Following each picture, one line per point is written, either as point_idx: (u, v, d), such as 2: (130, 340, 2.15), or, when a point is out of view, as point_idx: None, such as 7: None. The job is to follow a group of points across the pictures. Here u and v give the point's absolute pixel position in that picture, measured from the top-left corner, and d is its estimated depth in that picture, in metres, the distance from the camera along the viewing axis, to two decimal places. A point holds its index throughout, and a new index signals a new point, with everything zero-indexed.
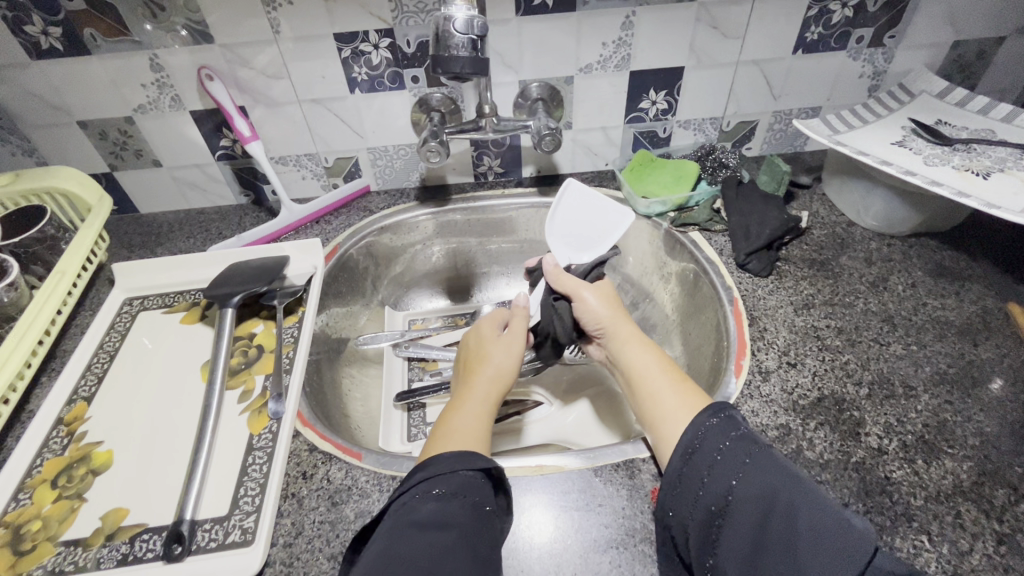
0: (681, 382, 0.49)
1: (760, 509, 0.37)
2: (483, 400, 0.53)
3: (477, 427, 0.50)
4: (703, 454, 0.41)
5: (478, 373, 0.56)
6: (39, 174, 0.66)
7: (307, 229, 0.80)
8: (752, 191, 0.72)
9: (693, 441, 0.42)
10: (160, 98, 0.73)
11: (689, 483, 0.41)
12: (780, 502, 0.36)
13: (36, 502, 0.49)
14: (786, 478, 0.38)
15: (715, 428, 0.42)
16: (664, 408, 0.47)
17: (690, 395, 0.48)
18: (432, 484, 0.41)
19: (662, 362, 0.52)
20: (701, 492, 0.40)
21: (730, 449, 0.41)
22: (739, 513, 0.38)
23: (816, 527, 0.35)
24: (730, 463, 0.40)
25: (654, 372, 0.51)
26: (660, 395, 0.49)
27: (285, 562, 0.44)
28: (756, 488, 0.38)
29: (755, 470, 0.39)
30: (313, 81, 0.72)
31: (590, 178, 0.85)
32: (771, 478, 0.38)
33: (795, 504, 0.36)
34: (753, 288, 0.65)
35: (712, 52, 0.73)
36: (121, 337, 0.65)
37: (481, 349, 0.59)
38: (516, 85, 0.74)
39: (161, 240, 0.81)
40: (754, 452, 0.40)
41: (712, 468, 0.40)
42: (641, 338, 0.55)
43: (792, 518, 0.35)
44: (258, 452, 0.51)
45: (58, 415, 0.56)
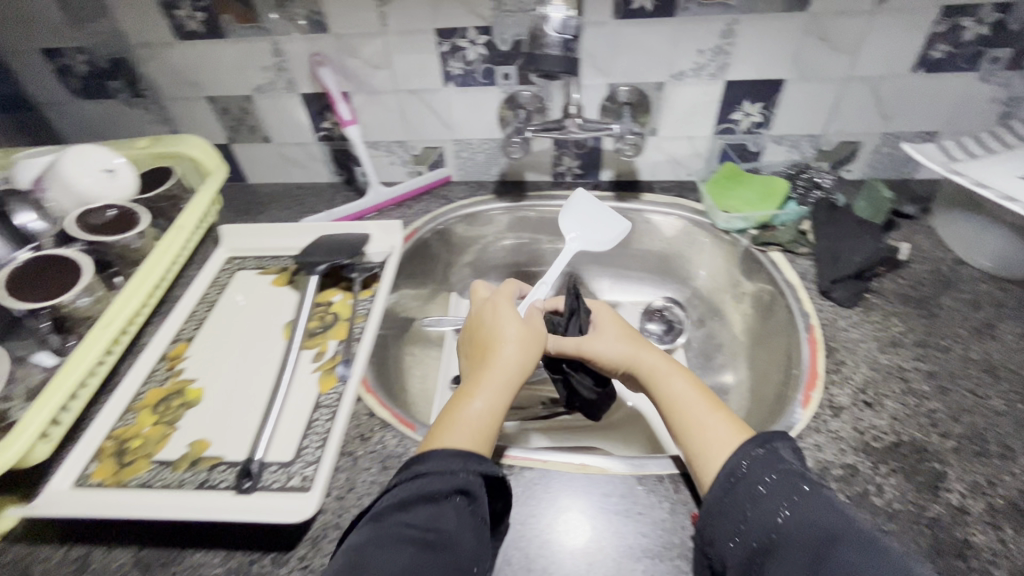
0: (717, 409, 0.48)
1: (805, 549, 0.35)
2: (496, 386, 0.50)
3: (484, 419, 0.48)
4: (744, 484, 0.41)
5: (494, 359, 0.52)
6: (172, 140, 0.76)
7: (389, 211, 0.85)
8: (847, 215, 0.68)
9: (736, 472, 0.42)
10: (278, 80, 0.80)
11: (731, 513, 0.40)
12: (830, 546, 0.35)
13: (138, 423, 0.56)
14: (838, 521, 0.36)
15: (761, 458, 0.41)
16: (706, 428, 0.46)
17: (734, 424, 0.46)
18: (427, 482, 0.41)
19: (699, 391, 0.51)
20: (743, 525, 0.39)
21: (775, 483, 0.40)
22: (781, 553, 0.36)
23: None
24: (776, 496, 0.39)
25: (682, 399, 0.50)
26: (702, 421, 0.47)
27: (336, 512, 0.48)
28: (803, 528, 0.36)
29: (801, 509, 0.37)
30: (412, 73, 0.76)
31: (670, 188, 0.83)
32: (821, 519, 0.36)
33: (846, 548, 0.34)
34: (835, 318, 0.61)
35: (819, 65, 0.69)
36: (220, 290, 0.72)
37: (494, 333, 0.55)
38: (604, 88, 0.74)
39: (262, 208, 0.89)
40: (802, 491, 0.39)
41: (755, 499, 0.39)
42: (670, 363, 0.54)
43: (839, 560, 0.33)
44: (324, 409, 0.56)
45: (163, 351, 0.64)
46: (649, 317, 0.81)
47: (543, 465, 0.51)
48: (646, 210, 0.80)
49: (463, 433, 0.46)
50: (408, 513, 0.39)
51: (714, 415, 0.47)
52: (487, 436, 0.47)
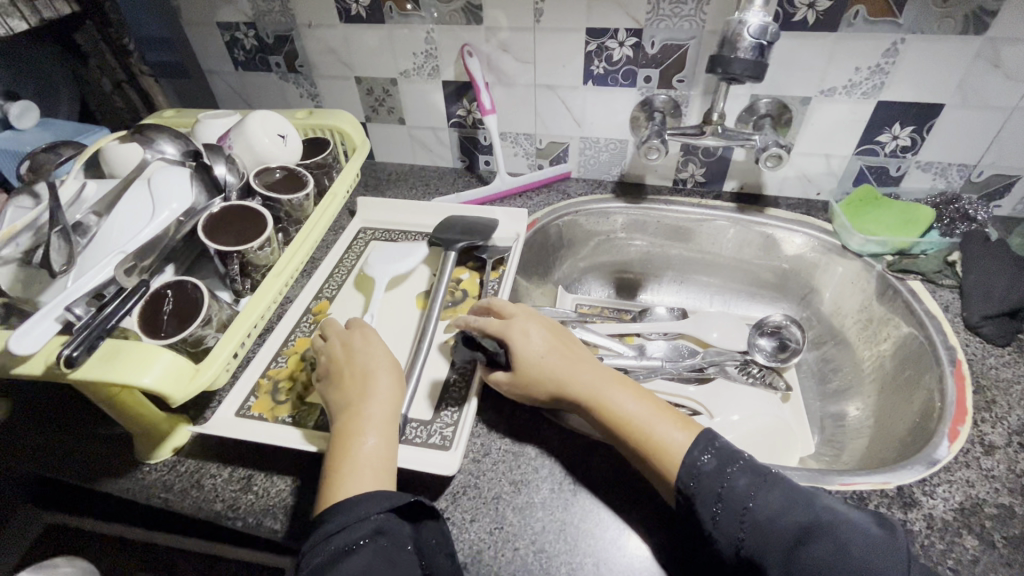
0: (663, 413, 0.49)
1: (787, 532, 0.40)
2: (377, 423, 0.48)
3: (377, 458, 0.47)
4: (704, 491, 0.43)
5: (367, 400, 0.50)
6: (324, 113, 0.82)
7: (510, 200, 0.88)
8: (1001, 250, 0.64)
9: (688, 478, 0.44)
10: (424, 66, 0.85)
11: (704, 503, 0.43)
12: (804, 535, 0.39)
13: (289, 366, 0.62)
14: (796, 506, 0.41)
15: (710, 464, 0.44)
16: (659, 444, 0.47)
17: (676, 421, 0.49)
18: (346, 535, 0.41)
19: (637, 400, 0.51)
20: (718, 523, 0.42)
21: (736, 473, 0.44)
22: (767, 547, 0.40)
23: (837, 554, 0.38)
24: (742, 488, 0.43)
25: (631, 414, 0.49)
26: (656, 436, 0.47)
27: (473, 474, 0.51)
28: (772, 518, 0.41)
29: (762, 502, 0.41)
30: (553, 70, 0.79)
31: (796, 205, 0.82)
32: (785, 508, 0.41)
33: (826, 527, 0.39)
34: (983, 355, 0.58)
35: (985, 92, 0.66)
36: (357, 256, 0.77)
37: (369, 365, 0.53)
38: (746, 98, 0.74)
39: (389, 186, 0.95)
40: (756, 482, 0.43)
41: (722, 495, 0.43)
42: (602, 374, 0.53)
43: (821, 545, 0.38)
44: (459, 377, 0.59)
45: (308, 306, 0.70)
46: (759, 332, 0.79)
47: None
48: (769, 225, 0.80)
49: (363, 481, 0.45)
50: (347, 520, 0.42)
51: (657, 427, 0.48)
52: (386, 473, 0.46)
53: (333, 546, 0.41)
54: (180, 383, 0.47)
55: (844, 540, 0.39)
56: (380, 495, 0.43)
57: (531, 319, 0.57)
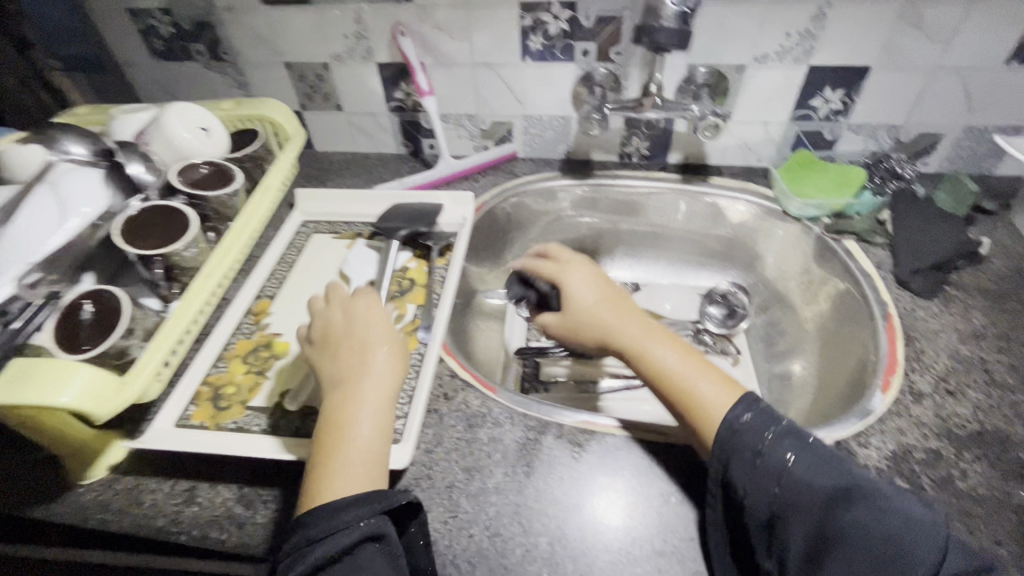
0: (703, 370, 0.48)
1: (823, 498, 0.38)
2: (366, 414, 0.47)
3: (367, 450, 0.46)
4: (740, 450, 0.42)
5: (362, 386, 0.49)
6: (254, 103, 0.78)
7: (456, 184, 0.86)
8: (927, 206, 0.67)
9: (727, 439, 0.43)
10: (356, 48, 0.82)
11: (736, 465, 0.42)
12: (841, 501, 0.38)
13: (230, 371, 0.59)
14: (834, 471, 0.39)
15: (751, 424, 0.43)
16: (698, 402, 0.46)
17: (717, 381, 0.47)
18: (336, 539, 0.40)
19: (681, 356, 0.49)
20: (751, 486, 0.40)
21: (777, 436, 0.42)
22: (799, 512, 0.38)
23: (870, 521, 0.37)
24: (780, 450, 0.41)
25: (670, 368, 0.48)
26: (695, 392, 0.46)
27: (425, 465, 0.51)
28: (811, 483, 0.39)
29: (804, 466, 0.40)
30: (490, 47, 0.77)
31: (738, 173, 0.83)
32: (824, 473, 0.39)
33: (864, 496, 0.38)
34: (913, 308, 0.61)
35: (908, 53, 0.68)
36: (298, 252, 0.74)
37: (361, 349, 0.51)
38: (683, 68, 0.74)
39: (330, 176, 0.91)
40: (799, 448, 0.41)
41: (757, 458, 0.41)
42: (648, 329, 0.52)
43: (857, 513, 0.37)
44: (409, 368, 0.58)
45: (248, 306, 0.67)
46: (708, 301, 0.81)
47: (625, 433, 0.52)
48: (712, 195, 0.81)
49: (351, 477, 0.44)
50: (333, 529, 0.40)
51: (695, 385, 0.47)
52: (371, 466, 0.45)
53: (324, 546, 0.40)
54: (105, 400, 0.44)
55: (885, 508, 0.37)
56: (370, 496, 0.42)
57: (577, 274, 0.59)
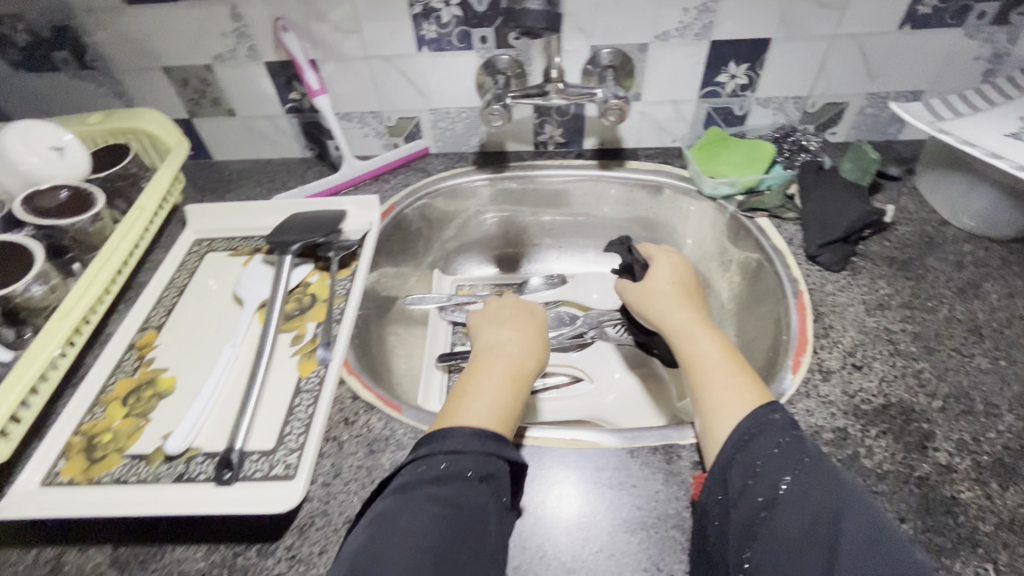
0: (740, 370, 0.47)
1: (812, 515, 0.36)
2: (500, 377, 0.50)
3: (499, 398, 0.48)
4: (758, 448, 0.40)
5: (502, 347, 0.55)
6: (126, 114, 0.70)
7: (365, 186, 0.81)
8: (833, 178, 0.67)
9: (752, 427, 0.41)
10: (238, 47, 0.75)
11: (738, 469, 0.40)
12: (834, 517, 0.35)
13: (108, 416, 0.54)
14: (836, 494, 0.36)
15: (778, 423, 0.41)
16: (720, 399, 0.45)
17: (754, 385, 0.46)
18: (459, 461, 0.41)
19: (724, 351, 0.50)
20: (742, 496, 0.39)
21: (787, 447, 0.40)
22: (784, 521, 0.36)
23: (860, 552, 0.33)
24: (786, 461, 0.39)
25: (709, 359, 0.49)
26: (719, 384, 0.46)
27: (322, 500, 0.47)
28: (808, 500, 0.36)
29: (803, 486, 0.37)
30: (383, 38, 0.72)
31: (655, 155, 0.81)
32: (822, 493, 0.36)
33: (854, 518, 0.35)
34: (822, 283, 0.60)
35: (806, 24, 0.67)
36: (189, 274, 0.68)
37: (505, 347, 0.55)
38: (586, 51, 0.71)
39: (230, 187, 0.85)
40: (800, 466, 0.38)
41: (757, 470, 0.39)
42: (698, 323, 0.53)
43: (846, 534, 0.34)
44: (305, 394, 0.54)
45: (131, 340, 0.61)
46: None
47: (533, 442, 0.50)
48: (630, 180, 0.79)
49: (479, 407, 0.46)
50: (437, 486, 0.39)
51: (721, 377, 0.47)
52: (506, 413, 0.47)
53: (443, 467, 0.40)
54: None
55: (879, 540, 0.33)
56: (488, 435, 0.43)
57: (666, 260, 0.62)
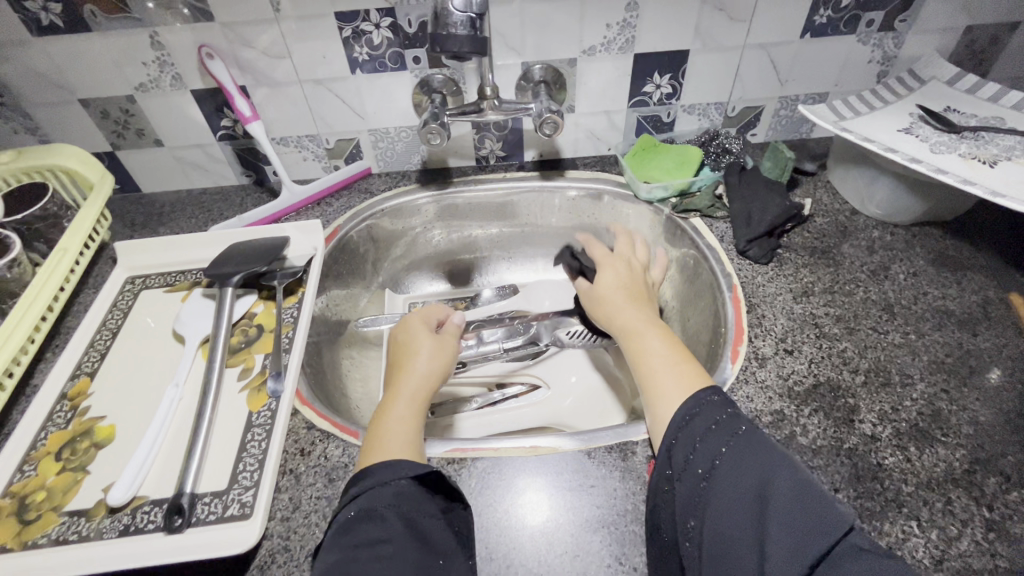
0: (683, 362, 0.49)
1: (742, 479, 0.37)
2: (415, 399, 0.50)
3: (407, 421, 0.48)
4: (696, 423, 0.42)
5: (410, 364, 0.54)
6: (41, 151, 0.67)
7: (308, 210, 0.80)
8: (755, 177, 0.72)
9: (694, 407, 0.43)
10: (162, 76, 0.72)
11: (681, 449, 0.42)
12: (763, 478, 0.37)
13: (40, 473, 0.50)
14: (764, 459, 0.38)
15: (716, 403, 0.43)
16: (662, 389, 0.47)
17: (692, 373, 0.48)
18: (364, 501, 0.40)
19: (671, 344, 0.51)
20: (686, 469, 0.40)
21: (723, 423, 0.42)
22: (720, 488, 0.38)
23: (786, 503, 0.35)
24: (722, 436, 0.41)
25: (653, 355, 0.51)
26: (660, 380, 0.48)
27: (283, 536, 0.46)
28: (741, 466, 0.38)
29: (737, 454, 0.39)
30: (314, 61, 0.72)
31: (593, 164, 0.84)
32: (753, 459, 0.38)
33: (778, 479, 0.37)
34: (753, 275, 0.65)
35: (719, 35, 0.71)
36: (123, 314, 0.65)
37: (408, 354, 0.55)
38: (518, 67, 0.73)
39: (163, 220, 0.82)
40: (735, 438, 0.40)
41: (698, 445, 0.41)
42: (645, 320, 0.55)
43: (772, 492, 0.36)
44: (257, 429, 0.52)
45: (62, 390, 0.57)
46: None
47: (493, 454, 0.51)
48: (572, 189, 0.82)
49: (396, 437, 0.46)
50: (362, 526, 0.39)
51: (661, 372, 0.49)
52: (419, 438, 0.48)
53: (350, 515, 0.40)
54: None
55: (804, 492, 0.35)
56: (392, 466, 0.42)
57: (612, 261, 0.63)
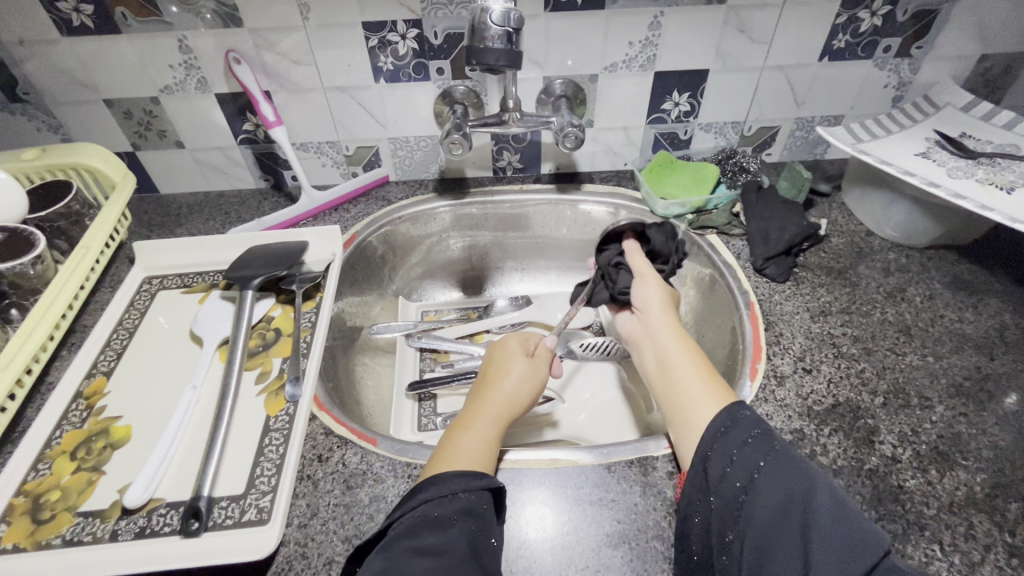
0: (711, 378, 0.50)
1: (782, 495, 0.38)
2: (492, 418, 0.51)
3: (487, 441, 0.48)
4: (733, 436, 0.42)
5: (499, 382, 0.54)
6: (65, 149, 0.67)
7: (325, 216, 0.80)
8: (772, 196, 0.72)
9: (727, 420, 0.44)
10: (187, 79, 0.73)
11: (717, 461, 0.42)
12: (805, 496, 0.37)
13: (55, 472, 0.50)
14: (803, 475, 0.39)
15: (748, 417, 0.44)
16: (689, 398, 0.49)
17: (716, 385, 0.49)
18: (430, 509, 0.41)
19: (696, 357, 0.53)
20: (723, 482, 0.41)
21: (759, 438, 0.42)
22: (760, 502, 0.38)
23: (825, 521, 0.35)
24: (757, 451, 0.41)
25: (679, 362, 0.53)
26: (689, 390, 0.49)
27: (300, 542, 0.45)
28: (779, 479, 0.39)
29: (774, 470, 0.39)
30: (338, 69, 0.73)
31: (609, 178, 0.85)
32: (792, 473, 0.39)
33: (819, 497, 0.37)
34: (770, 293, 0.65)
35: (739, 56, 0.73)
36: (140, 313, 0.65)
37: (500, 370, 0.56)
38: (540, 81, 0.74)
39: (180, 221, 0.82)
40: (772, 454, 0.40)
41: (734, 458, 0.41)
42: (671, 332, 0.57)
43: (817, 510, 0.36)
44: (275, 433, 0.52)
45: (78, 388, 0.57)
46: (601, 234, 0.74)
47: (513, 465, 0.50)
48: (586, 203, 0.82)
49: (472, 450, 0.47)
50: (416, 538, 0.39)
51: (690, 383, 0.50)
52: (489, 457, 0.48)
53: (409, 523, 0.40)
54: None
55: (843, 511, 0.36)
56: (458, 476, 0.43)
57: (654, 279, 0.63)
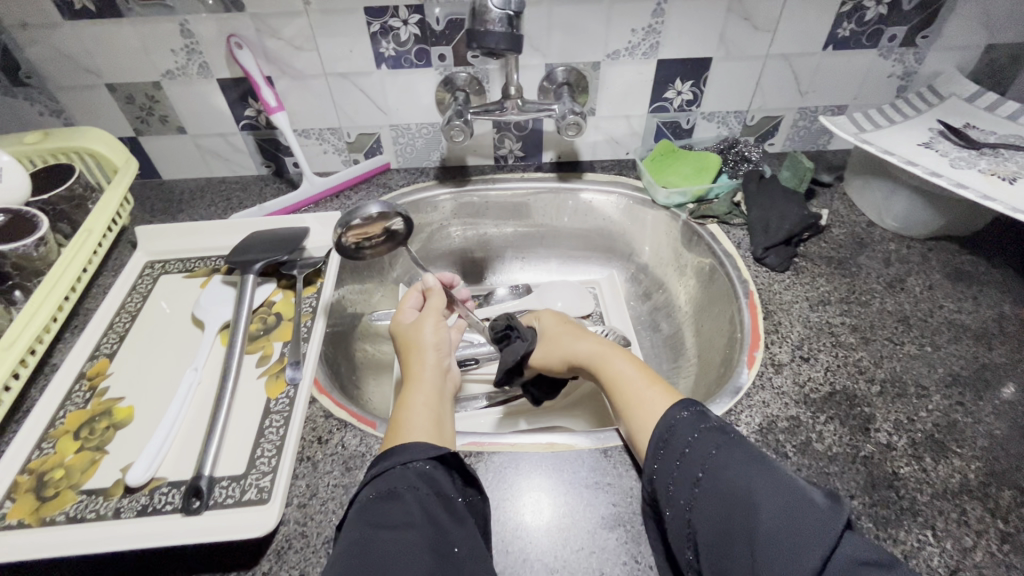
0: (653, 383, 0.49)
1: (724, 503, 0.37)
2: (430, 389, 0.52)
3: (428, 407, 0.50)
4: (670, 451, 0.42)
5: (419, 356, 0.55)
6: (67, 133, 0.68)
7: (327, 203, 0.80)
8: (774, 185, 0.72)
9: (663, 433, 0.43)
10: (189, 64, 0.73)
11: (664, 476, 0.42)
12: (744, 503, 0.37)
13: (59, 451, 0.50)
14: (745, 469, 0.38)
15: (686, 421, 0.43)
16: (640, 407, 0.47)
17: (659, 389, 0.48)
18: (388, 480, 0.41)
19: (636, 365, 0.52)
20: (671, 499, 0.41)
21: (698, 442, 0.41)
22: (706, 514, 0.38)
23: (771, 510, 0.35)
24: (697, 456, 0.41)
25: (622, 374, 0.51)
26: (639, 399, 0.48)
27: (299, 522, 0.46)
28: (722, 480, 0.39)
29: (713, 478, 0.39)
30: (340, 56, 0.72)
31: (611, 167, 0.85)
32: (735, 470, 0.39)
33: (757, 498, 0.36)
34: (770, 282, 0.65)
35: (742, 44, 0.72)
36: (142, 297, 0.65)
37: (410, 339, 0.57)
38: (542, 68, 0.74)
39: (182, 206, 0.82)
40: (709, 460, 0.40)
41: (675, 473, 0.41)
42: (606, 346, 0.56)
43: (757, 514, 0.36)
44: (275, 416, 0.53)
45: (80, 370, 0.57)
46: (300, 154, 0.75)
47: (511, 448, 0.51)
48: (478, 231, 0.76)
49: (417, 420, 0.48)
50: (377, 513, 0.39)
51: (635, 389, 0.49)
52: (441, 422, 0.49)
53: (371, 495, 0.41)
54: None
55: (787, 510, 0.35)
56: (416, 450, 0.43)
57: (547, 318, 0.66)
